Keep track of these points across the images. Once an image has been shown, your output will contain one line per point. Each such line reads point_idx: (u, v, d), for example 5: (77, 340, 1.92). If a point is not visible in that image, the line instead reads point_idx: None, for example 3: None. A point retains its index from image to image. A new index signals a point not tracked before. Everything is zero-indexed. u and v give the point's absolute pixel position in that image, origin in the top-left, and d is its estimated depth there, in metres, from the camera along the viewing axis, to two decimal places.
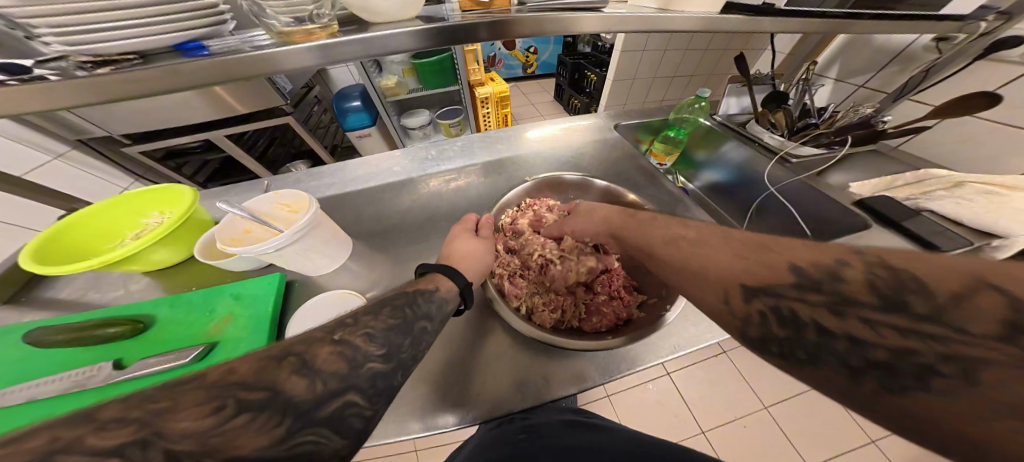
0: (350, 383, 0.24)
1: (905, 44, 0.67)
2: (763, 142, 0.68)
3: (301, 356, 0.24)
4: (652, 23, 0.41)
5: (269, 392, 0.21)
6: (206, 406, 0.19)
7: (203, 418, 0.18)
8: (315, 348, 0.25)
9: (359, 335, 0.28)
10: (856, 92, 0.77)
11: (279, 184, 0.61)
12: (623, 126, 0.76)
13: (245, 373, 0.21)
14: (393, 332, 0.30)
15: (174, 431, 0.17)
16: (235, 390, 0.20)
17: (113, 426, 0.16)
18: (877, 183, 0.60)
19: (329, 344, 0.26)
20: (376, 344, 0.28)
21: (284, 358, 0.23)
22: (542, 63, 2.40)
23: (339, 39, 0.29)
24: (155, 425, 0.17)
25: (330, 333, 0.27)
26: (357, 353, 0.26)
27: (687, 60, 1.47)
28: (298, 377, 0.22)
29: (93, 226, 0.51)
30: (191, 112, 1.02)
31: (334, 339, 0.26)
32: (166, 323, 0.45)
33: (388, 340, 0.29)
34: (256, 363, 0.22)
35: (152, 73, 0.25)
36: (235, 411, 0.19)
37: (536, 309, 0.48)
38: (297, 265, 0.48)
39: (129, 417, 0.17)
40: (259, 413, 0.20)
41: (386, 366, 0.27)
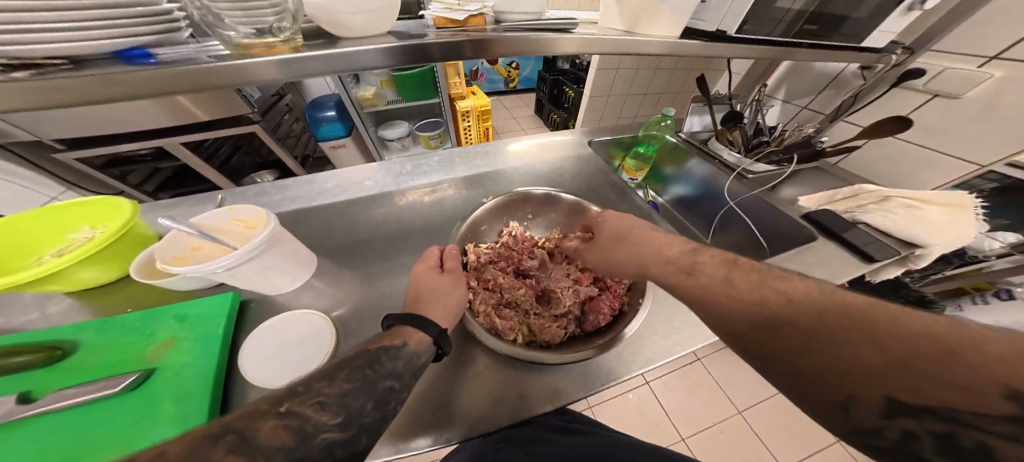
0: (298, 459, 0.23)
1: (836, 71, 0.75)
2: (722, 159, 0.73)
3: (241, 433, 0.22)
4: (623, 46, 0.43)
5: None
6: None
7: None
8: (258, 422, 0.23)
9: (310, 404, 0.26)
10: (801, 112, 0.86)
11: (235, 198, 0.57)
12: (596, 142, 0.79)
13: (174, 457, 0.19)
14: (349, 397, 0.28)
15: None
16: None
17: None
18: (821, 197, 0.66)
19: (274, 417, 0.24)
20: (330, 411, 0.26)
21: (221, 437, 0.21)
22: (523, 78, 2.47)
23: (307, 53, 0.29)
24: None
25: (276, 405, 0.25)
26: (307, 424, 0.24)
27: (657, 80, 1.56)
28: None
29: (3, 241, 0.45)
30: (140, 117, 0.94)
31: (279, 411, 0.25)
32: (92, 349, 0.40)
33: (344, 405, 0.27)
34: (189, 443, 0.21)
35: (82, 81, 0.23)
36: None
37: (537, 329, 0.49)
38: (253, 285, 0.45)
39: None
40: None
41: (342, 435, 0.26)
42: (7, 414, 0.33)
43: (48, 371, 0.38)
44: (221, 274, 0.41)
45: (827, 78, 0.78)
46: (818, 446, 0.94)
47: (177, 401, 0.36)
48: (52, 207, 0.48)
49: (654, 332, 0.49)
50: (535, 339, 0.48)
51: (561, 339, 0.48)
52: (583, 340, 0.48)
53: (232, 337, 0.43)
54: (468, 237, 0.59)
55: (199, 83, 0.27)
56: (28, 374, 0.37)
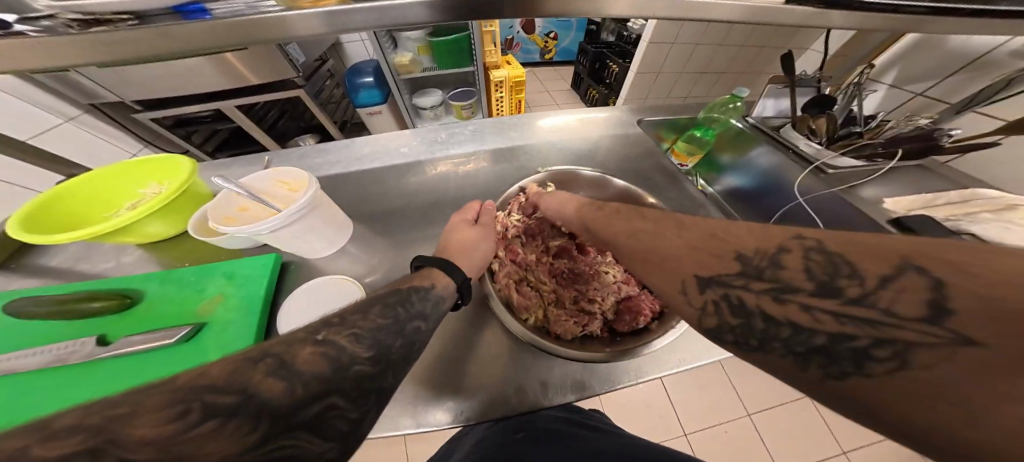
0: (332, 386, 0.22)
1: (985, 49, 0.61)
2: (798, 149, 0.63)
3: (279, 357, 0.21)
4: (698, 11, 0.36)
5: (241, 396, 0.18)
6: (164, 412, 0.15)
7: (163, 425, 0.15)
8: (294, 349, 0.22)
9: (345, 335, 0.25)
10: (914, 100, 0.71)
11: (280, 161, 0.59)
12: (645, 122, 0.71)
13: (217, 374, 0.19)
14: (382, 333, 0.28)
15: (130, 438, 0.14)
16: (203, 394, 0.17)
17: (64, 435, 0.13)
18: (917, 200, 0.55)
19: (311, 344, 0.23)
20: (364, 345, 0.26)
21: (261, 360, 0.21)
22: (562, 49, 2.30)
23: (352, 5, 0.26)
24: (110, 431, 0.14)
25: (313, 333, 0.24)
26: (342, 354, 0.24)
27: (718, 54, 1.37)
28: (275, 379, 0.20)
29: (97, 188, 0.51)
30: (201, 80, 0.99)
31: (316, 339, 0.24)
32: (154, 301, 0.44)
33: (377, 340, 0.27)
34: (230, 365, 0.19)
35: (137, 34, 0.23)
36: (202, 418, 0.16)
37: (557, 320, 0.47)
38: (294, 247, 0.47)
39: (84, 424, 0.14)
40: (230, 419, 0.17)
41: (374, 369, 0.25)
42: (87, 352, 0.38)
43: (122, 316, 0.42)
44: (266, 236, 0.42)
45: (966, 60, 0.63)
46: (830, 452, 0.89)
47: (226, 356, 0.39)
48: (125, 163, 0.52)
49: (692, 333, 0.46)
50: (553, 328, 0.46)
51: (578, 337, 0.45)
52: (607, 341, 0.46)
53: (272, 298, 0.46)
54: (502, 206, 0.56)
55: (243, 37, 0.25)
56: (104, 317, 0.42)
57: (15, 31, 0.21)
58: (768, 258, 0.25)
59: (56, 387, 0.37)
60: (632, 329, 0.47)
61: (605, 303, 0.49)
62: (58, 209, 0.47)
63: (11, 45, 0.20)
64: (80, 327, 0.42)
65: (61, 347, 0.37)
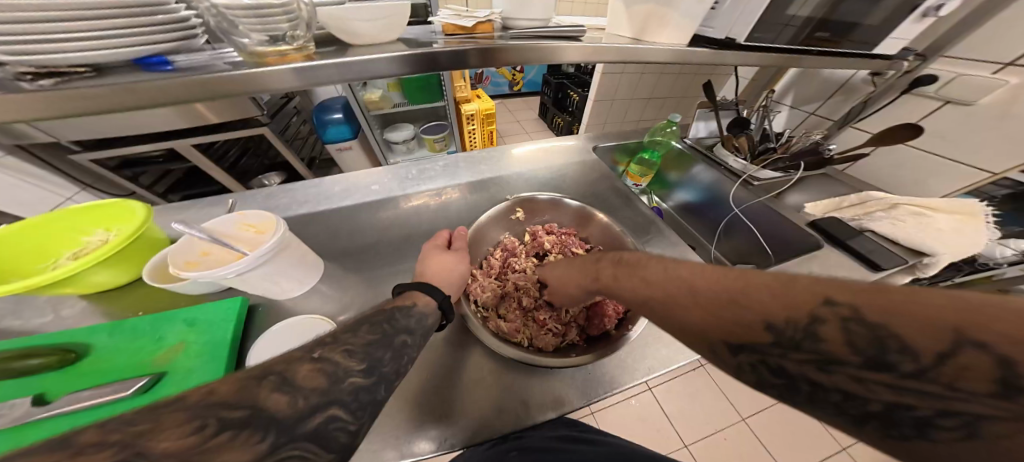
0: (333, 398, 0.23)
1: (845, 78, 0.75)
2: (728, 165, 0.73)
3: (282, 374, 0.22)
4: (628, 54, 0.43)
5: (251, 409, 0.20)
6: (184, 426, 0.17)
7: (186, 436, 0.17)
8: (296, 365, 0.23)
9: (340, 350, 0.26)
10: (809, 118, 0.85)
11: (244, 202, 0.58)
12: (600, 147, 0.79)
13: (226, 392, 0.20)
14: (373, 346, 0.29)
15: (156, 452, 0.16)
16: (217, 409, 0.19)
17: (93, 450, 0.15)
18: (827, 205, 0.65)
19: (309, 362, 0.24)
20: (357, 358, 0.27)
21: (265, 377, 0.22)
22: (527, 82, 2.49)
23: (320, 61, 0.30)
24: (135, 446, 0.16)
25: (310, 352, 0.25)
26: (338, 369, 0.25)
27: (661, 85, 1.56)
28: (280, 395, 0.21)
29: (36, 236, 0.48)
30: (154, 120, 0.96)
31: (313, 357, 0.25)
32: (103, 353, 0.41)
33: (369, 354, 0.28)
34: (236, 383, 0.21)
35: (105, 90, 0.24)
36: (217, 429, 0.18)
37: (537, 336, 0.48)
38: (260, 289, 0.46)
39: (108, 441, 0.16)
40: (241, 432, 0.18)
41: (368, 381, 0.26)
42: (18, 415, 0.33)
43: (60, 373, 0.38)
44: (229, 280, 0.41)
45: (836, 85, 0.77)
46: (825, 452, 0.93)
47: None
48: (70, 209, 0.49)
49: (655, 339, 0.49)
50: (535, 344, 0.47)
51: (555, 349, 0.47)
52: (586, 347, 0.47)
53: (240, 341, 0.44)
54: (475, 237, 0.58)
55: (206, 90, 0.27)
56: (37, 377, 0.38)
57: None
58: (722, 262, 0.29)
59: None
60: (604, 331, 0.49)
61: (575, 312, 0.51)
62: None
63: None
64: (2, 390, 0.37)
65: None
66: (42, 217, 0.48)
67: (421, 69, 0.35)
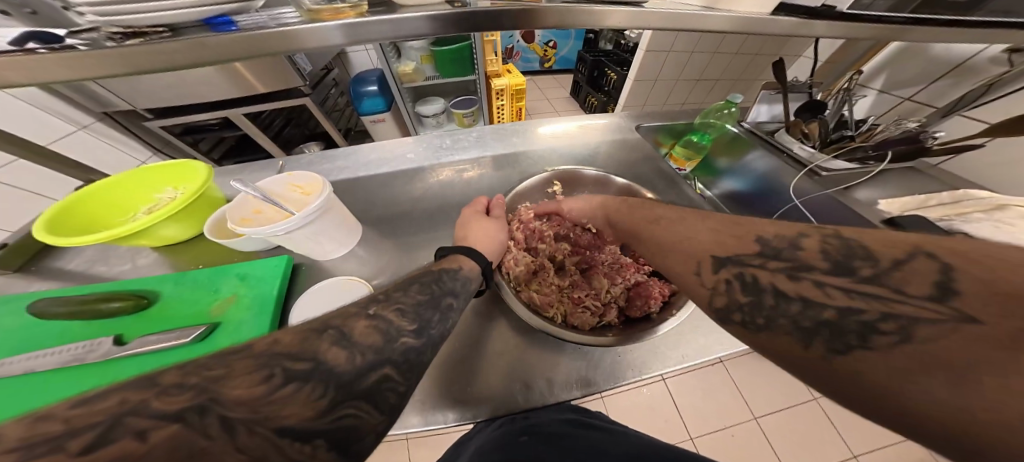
0: (386, 356, 0.24)
1: (966, 56, 0.64)
2: (792, 153, 0.65)
3: (339, 328, 0.23)
4: (689, 22, 0.38)
5: (313, 362, 0.20)
6: (255, 375, 0.18)
7: (254, 386, 0.18)
8: (351, 321, 0.24)
9: (392, 309, 0.27)
10: (901, 105, 0.73)
11: (294, 166, 0.60)
12: (644, 127, 0.73)
13: (289, 343, 0.21)
14: (422, 307, 0.29)
15: (229, 398, 0.17)
16: (281, 359, 0.20)
17: (175, 392, 0.16)
18: (911, 201, 0.57)
19: (364, 318, 0.25)
20: (408, 319, 0.27)
21: (324, 331, 0.23)
22: (561, 57, 2.35)
23: (368, 18, 0.28)
24: (210, 391, 0.16)
25: (364, 308, 0.26)
26: (391, 328, 0.26)
27: (713, 63, 1.41)
28: (338, 349, 0.22)
29: (119, 191, 0.53)
30: (209, 89, 1.02)
31: (368, 314, 0.26)
32: (170, 301, 0.45)
33: (419, 314, 0.28)
34: (299, 335, 0.22)
35: (176, 47, 0.24)
36: (283, 380, 0.19)
37: (572, 315, 0.47)
38: (306, 249, 0.48)
39: (188, 383, 0.16)
40: (304, 384, 0.19)
41: (418, 342, 0.26)
42: (102, 351, 0.38)
43: (136, 316, 0.43)
44: (280, 238, 0.44)
45: (947, 66, 0.66)
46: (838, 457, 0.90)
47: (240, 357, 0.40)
48: (144, 169, 0.54)
49: (696, 329, 0.47)
50: (569, 323, 0.46)
51: (591, 328, 0.45)
52: (623, 329, 0.46)
53: (284, 298, 0.47)
54: (511, 207, 0.57)
55: (265, 49, 0.27)
56: (119, 319, 0.43)
57: (68, 48, 0.22)
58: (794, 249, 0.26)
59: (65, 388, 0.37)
60: (642, 314, 0.48)
61: (616, 292, 0.49)
62: (78, 215, 0.48)
63: (58, 58, 0.22)
64: (92, 328, 0.42)
65: (79, 347, 0.38)
66: (123, 174, 0.53)
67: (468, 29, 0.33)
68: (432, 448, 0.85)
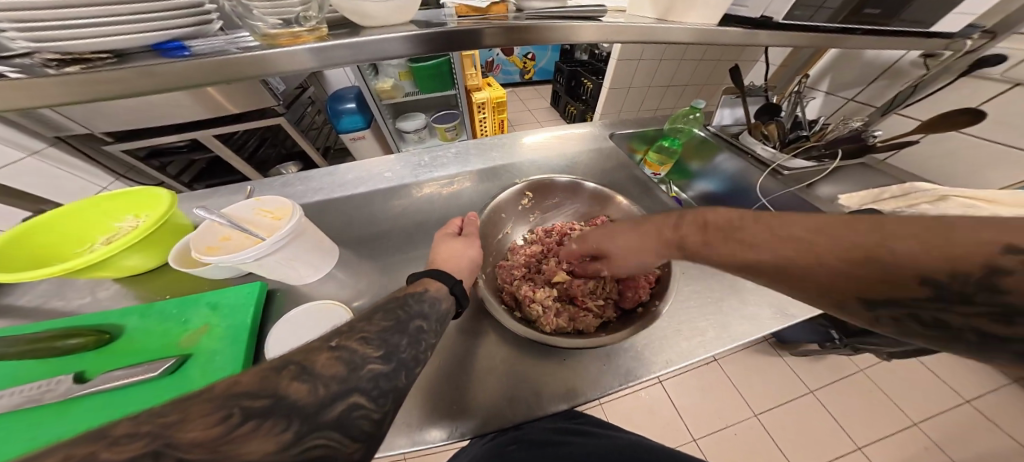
0: (352, 385, 0.23)
1: (892, 60, 0.69)
2: (755, 153, 0.69)
3: (300, 363, 0.23)
4: (647, 34, 0.40)
5: (272, 399, 0.20)
6: (212, 415, 0.17)
7: (211, 427, 0.17)
8: (313, 355, 0.24)
9: (356, 339, 0.27)
10: (847, 105, 0.79)
11: (262, 189, 0.59)
12: (617, 135, 0.75)
13: (248, 382, 0.20)
14: (388, 333, 0.29)
15: (184, 441, 0.16)
16: (239, 398, 0.19)
17: (125, 441, 0.15)
18: (864, 195, 0.61)
19: (326, 350, 0.25)
20: (374, 346, 0.27)
21: (283, 368, 0.22)
22: (539, 69, 2.42)
23: (336, 41, 0.29)
24: (165, 437, 0.16)
25: (327, 341, 0.26)
26: (355, 357, 0.25)
27: (680, 70, 1.49)
28: (299, 382, 0.21)
29: (73, 220, 0.50)
30: (178, 111, 1.00)
31: (330, 346, 0.25)
32: (135, 334, 0.43)
33: (385, 341, 0.28)
34: (257, 373, 0.21)
35: (122, 74, 0.24)
36: (240, 419, 0.18)
37: (577, 318, 0.48)
38: (280, 274, 0.47)
39: (140, 431, 0.16)
40: (264, 420, 0.18)
41: (387, 367, 0.26)
42: (62, 391, 0.36)
43: (97, 353, 0.41)
44: (250, 265, 0.42)
45: (878, 70, 0.72)
46: (838, 451, 0.90)
47: None
48: (103, 196, 0.52)
49: (676, 332, 0.48)
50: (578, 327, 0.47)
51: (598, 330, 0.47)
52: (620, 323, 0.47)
53: (260, 325, 0.46)
54: (486, 225, 0.57)
55: (218, 75, 0.27)
56: (78, 356, 0.40)
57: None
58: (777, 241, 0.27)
59: (14, 435, 0.34)
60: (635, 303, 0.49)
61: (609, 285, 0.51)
62: (27, 248, 0.45)
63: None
64: (47, 367, 0.40)
65: (31, 388, 0.36)
66: (78, 203, 0.50)
67: (435, 49, 0.34)
68: None
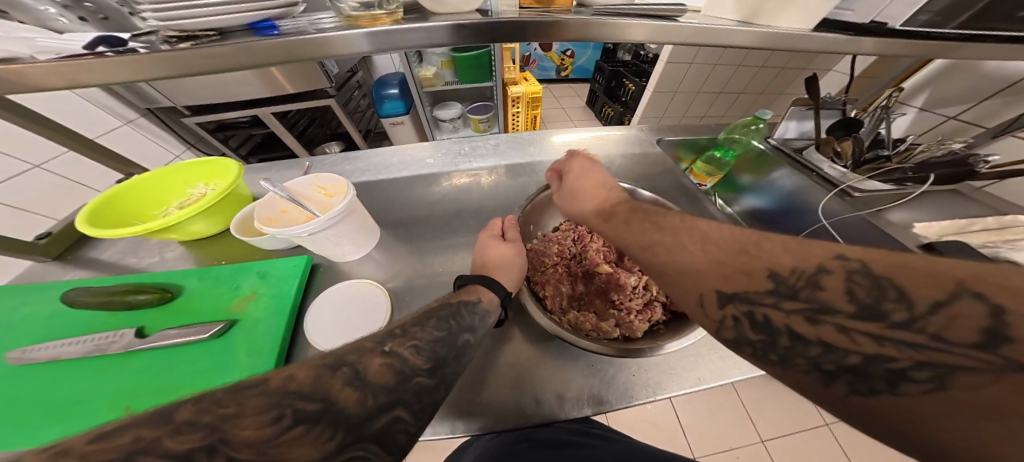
0: (397, 398, 0.23)
1: (1021, 75, 0.61)
2: (822, 172, 0.63)
3: (353, 366, 0.23)
4: (707, 37, 0.36)
5: (323, 404, 0.20)
6: (264, 415, 0.18)
7: (264, 427, 0.17)
8: (366, 358, 0.24)
9: (408, 347, 0.26)
10: (946, 124, 0.70)
11: (318, 167, 0.62)
12: (665, 141, 0.72)
13: (303, 380, 0.20)
14: (438, 344, 0.29)
15: (238, 440, 0.16)
16: (294, 399, 0.19)
17: (187, 430, 0.16)
18: (947, 224, 0.53)
19: (379, 355, 0.24)
20: (423, 356, 0.26)
21: (338, 368, 0.22)
22: (577, 67, 2.36)
23: (403, 26, 0.29)
24: (222, 431, 0.16)
25: (380, 344, 0.26)
26: (405, 366, 0.25)
27: (736, 77, 1.39)
28: (351, 389, 0.21)
29: (157, 184, 0.55)
30: (242, 89, 1.07)
31: (383, 351, 0.25)
32: (192, 295, 0.46)
33: (434, 352, 0.28)
34: (312, 370, 0.21)
35: (223, 51, 0.25)
36: (292, 422, 0.18)
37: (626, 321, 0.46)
38: (327, 250, 0.49)
39: (201, 421, 0.16)
40: (313, 426, 0.19)
41: (432, 381, 0.26)
42: (125, 343, 0.40)
43: (159, 310, 0.44)
44: (302, 238, 0.44)
45: (1000, 84, 0.63)
46: None
47: (253, 355, 0.40)
48: (183, 164, 0.56)
49: (713, 349, 0.45)
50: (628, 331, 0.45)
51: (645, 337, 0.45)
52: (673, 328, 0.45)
53: (301, 300, 0.48)
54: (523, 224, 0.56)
55: (299, 55, 0.28)
56: (143, 311, 0.44)
57: (130, 51, 0.24)
58: (803, 278, 0.21)
59: (88, 378, 0.38)
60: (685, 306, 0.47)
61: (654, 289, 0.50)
62: (118, 207, 0.50)
63: (111, 62, 0.23)
64: (117, 319, 0.44)
65: (103, 337, 0.40)
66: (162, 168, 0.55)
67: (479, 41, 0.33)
68: (434, 451, 0.85)
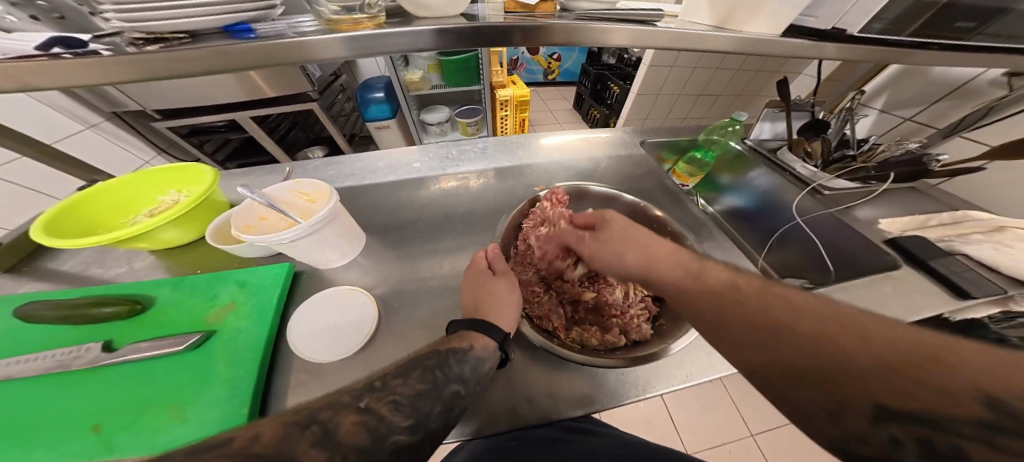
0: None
1: (964, 79, 0.65)
2: (794, 172, 0.65)
3: (325, 425, 0.22)
4: (687, 41, 0.37)
5: None
6: None
7: None
8: (339, 416, 0.23)
9: (386, 403, 0.25)
10: (903, 125, 0.75)
11: (299, 172, 0.61)
12: (647, 142, 0.74)
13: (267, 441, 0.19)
14: (421, 398, 0.27)
15: None
16: None
17: None
18: (909, 221, 0.57)
19: (354, 412, 0.24)
20: (403, 413, 0.25)
21: (308, 426, 0.21)
22: (564, 71, 2.40)
23: (384, 30, 0.29)
24: None
25: (357, 400, 0.25)
26: (381, 425, 0.24)
27: (715, 79, 1.43)
28: (319, 449, 0.20)
29: (132, 189, 0.53)
30: (216, 92, 1.03)
31: (359, 407, 0.24)
32: (164, 306, 0.44)
33: (416, 408, 0.26)
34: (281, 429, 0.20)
35: (192, 53, 0.24)
36: None
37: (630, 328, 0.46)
38: (310, 257, 0.48)
39: None
40: None
41: (411, 439, 0.25)
42: (91, 358, 0.37)
43: (128, 322, 0.42)
44: (283, 245, 0.43)
45: (947, 89, 0.68)
46: None
47: (231, 366, 0.38)
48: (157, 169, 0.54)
49: (699, 346, 0.46)
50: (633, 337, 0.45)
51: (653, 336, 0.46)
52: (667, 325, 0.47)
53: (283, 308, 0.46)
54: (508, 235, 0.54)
55: (275, 58, 0.27)
56: (111, 324, 0.42)
57: (90, 53, 0.23)
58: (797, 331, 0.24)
59: (50, 396, 0.36)
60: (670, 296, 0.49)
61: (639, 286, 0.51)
62: (83, 213, 0.48)
63: (64, 63, 0.22)
64: (81, 333, 0.41)
65: (66, 353, 0.37)
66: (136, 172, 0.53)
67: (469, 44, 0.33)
68: None
